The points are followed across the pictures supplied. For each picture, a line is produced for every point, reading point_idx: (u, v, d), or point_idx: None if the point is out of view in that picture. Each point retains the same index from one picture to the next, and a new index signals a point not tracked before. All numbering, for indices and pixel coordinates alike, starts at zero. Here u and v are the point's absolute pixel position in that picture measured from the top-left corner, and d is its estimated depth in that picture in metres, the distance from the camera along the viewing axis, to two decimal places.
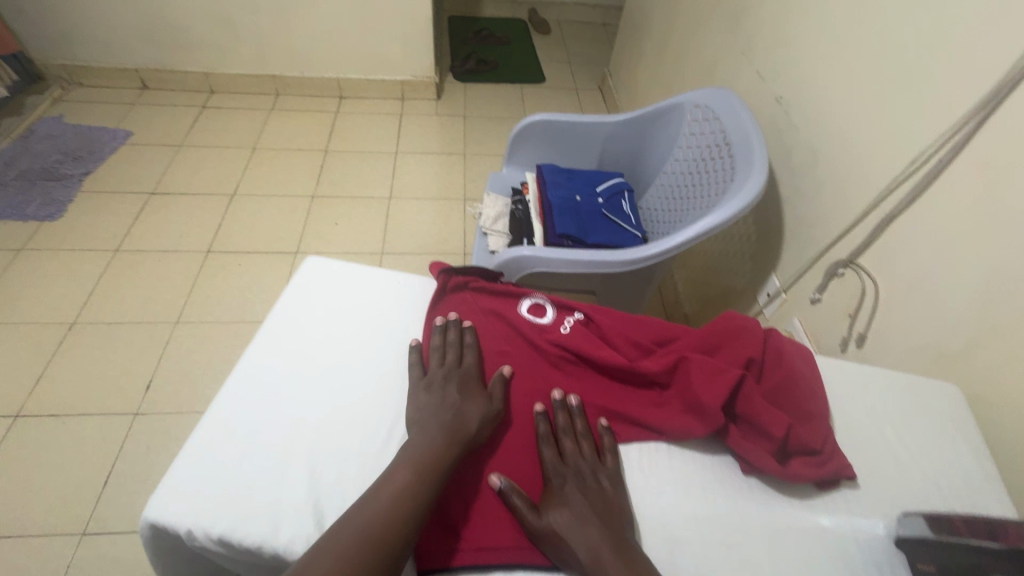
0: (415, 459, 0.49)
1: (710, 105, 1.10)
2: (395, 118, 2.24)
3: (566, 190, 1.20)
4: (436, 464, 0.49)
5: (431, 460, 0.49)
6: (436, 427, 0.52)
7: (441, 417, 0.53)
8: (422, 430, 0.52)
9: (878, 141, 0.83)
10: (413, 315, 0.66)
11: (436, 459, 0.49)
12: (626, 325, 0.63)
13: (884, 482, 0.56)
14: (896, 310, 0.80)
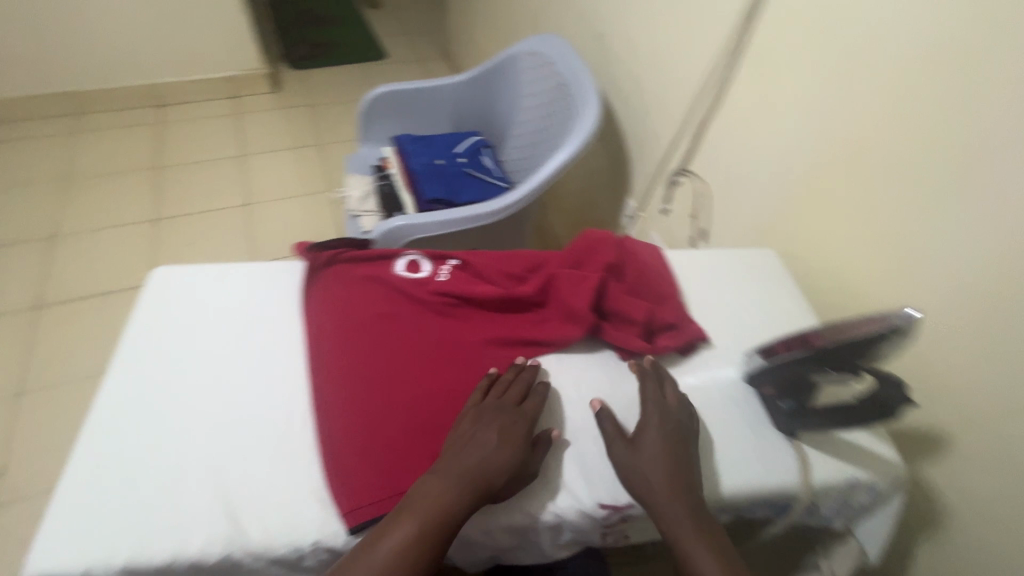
0: (498, 425, 0.50)
1: (543, 51, 1.16)
2: (232, 119, 2.05)
3: (427, 156, 1.21)
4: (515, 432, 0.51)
5: (486, 476, 0.48)
6: (501, 433, 0.50)
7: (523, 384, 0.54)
8: (507, 397, 0.53)
9: (682, 58, 0.94)
10: (288, 299, 0.63)
11: (496, 470, 0.48)
12: (498, 260, 0.67)
13: (732, 336, 0.67)
14: (724, 202, 0.93)
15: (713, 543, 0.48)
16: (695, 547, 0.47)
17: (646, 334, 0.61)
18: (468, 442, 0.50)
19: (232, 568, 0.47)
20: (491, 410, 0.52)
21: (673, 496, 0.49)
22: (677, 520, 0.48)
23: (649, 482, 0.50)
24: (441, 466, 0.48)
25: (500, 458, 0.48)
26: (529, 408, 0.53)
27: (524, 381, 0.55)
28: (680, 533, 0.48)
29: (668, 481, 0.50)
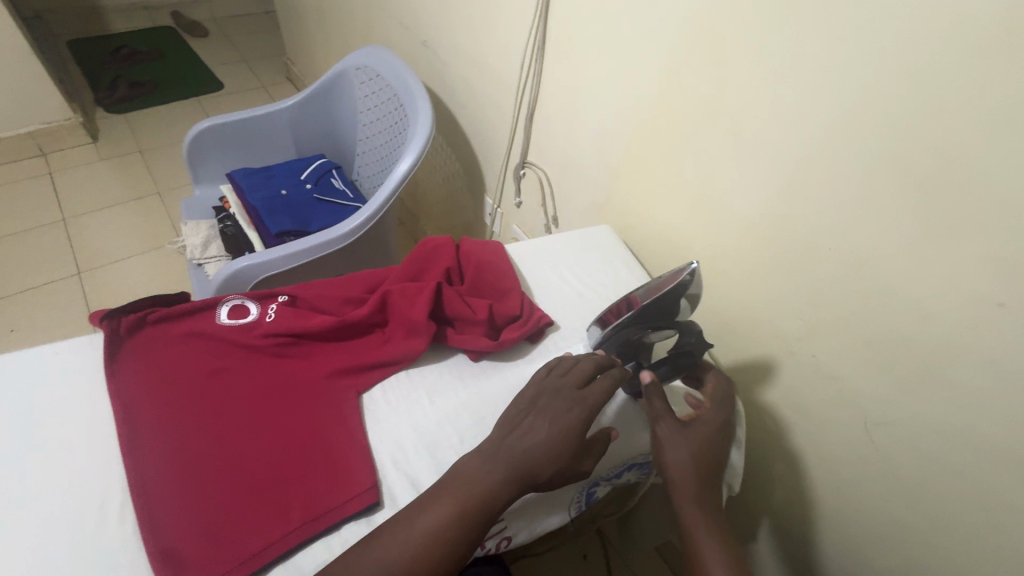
0: (568, 428, 0.50)
1: (369, 64, 1.14)
2: (43, 180, 1.78)
3: (269, 188, 1.14)
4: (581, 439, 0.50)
5: (541, 473, 0.48)
6: (572, 416, 0.50)
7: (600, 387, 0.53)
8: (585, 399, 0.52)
9: (500, 56, 0.98)
10: (87, 379, 0.56)
11: (556, 461, 0.48)
12: (333, 288, 0.64)
13: (578, 314, 0.69)
14: (564, 187, 0.97)
15: (714, 506, 0.55)
16: (701, 509, 0.54)
17: (491, 331, 0.62)
18: (536, 430, 0.50)
19: None
20: (559, 401, 0.51)
21: (697, 467, 0.56)
22: (694, 487, 0.55)
23: (677, 451, 0.56)
24: (505, 453, 0.49)
25: (565, 453, 0.49)
26: (593, 399, 0.52)
27: (591, 368, 0.54)
28: (693, 497, 0.55)
29: (698, 453, 0.56)
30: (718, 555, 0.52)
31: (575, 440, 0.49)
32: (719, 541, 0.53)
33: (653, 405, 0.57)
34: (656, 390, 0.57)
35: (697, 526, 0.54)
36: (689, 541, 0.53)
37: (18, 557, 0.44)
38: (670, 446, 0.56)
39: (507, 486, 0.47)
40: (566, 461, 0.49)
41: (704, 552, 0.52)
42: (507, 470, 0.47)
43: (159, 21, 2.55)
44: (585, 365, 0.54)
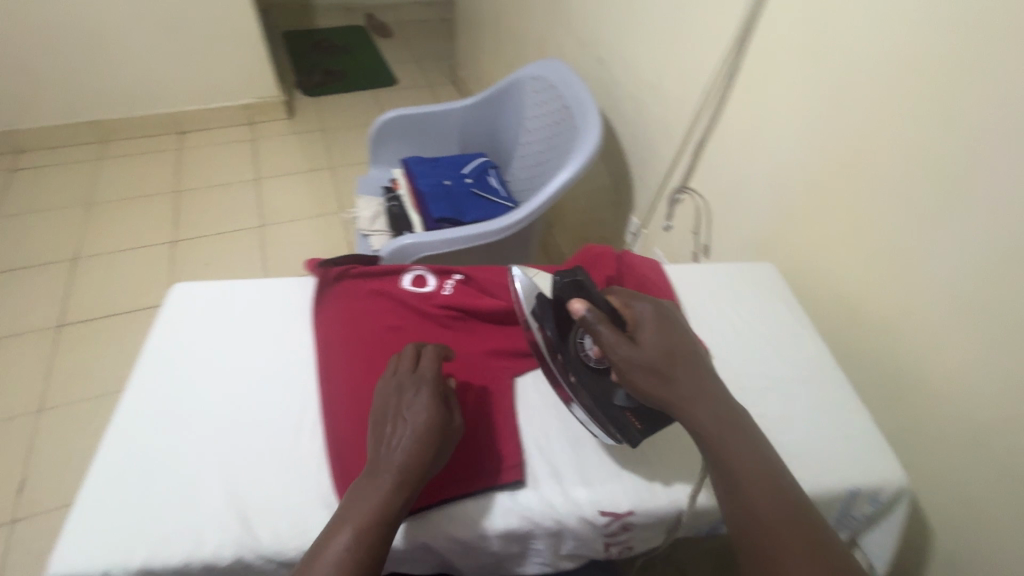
0: (412, 422, 0.50)
1: (546, 74, 1.20)
2: (248, 145, 2.12)
3: (435, 176, 1.26)
4: (431, 421, 0.50)
5: (427, 446, 0.49)
6: (421, 411, 0.50)
7: (420, 373, 0.54)
8: (404, 385, 0.53)
9: (679, 80, 0.99)
10: (301, 314, 0.66)
11: (434, 436, 0.49)
12: (501, 275, 0.69)
13: (730, 346, 0.69)
14: (724, 218, 0.96)
15: (740, 433, 0.51)
16: (729, 436, 0.50)
17: None
18: (399, 418, 0.50)
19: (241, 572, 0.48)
20: (406, 382, 0.53)
21: (690, 386, 0.52)
22: (709, 419, 0.51)
23: (655, 380, 0.52)
24: (384, 457, 0.49)
25: (437, 423, 0.50)
26: (429, 370, 0.54)
27: (422, 356, 0.56)
28: (709, 426, 0.51)
29: (676, 369, 0.52)
30: (774, 500, 0.48)
31: (446, 415, 0.51)
32: (764, 478, 0.49)
33: (608, 334, 0.53)
34: (596, 315, 0.54)
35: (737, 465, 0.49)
36: (736, 488, 0.49)
37: (240, 447, 0.53)
38: (647, 377, 0.52)
39: (412, 461, 0.48)
40: (444, 435, 0.50)
41: (759, 500, 0.48)
42: (394, 463, 0.48)
43: (355, 20, 2.91)
44: (414, 354, 0.56)
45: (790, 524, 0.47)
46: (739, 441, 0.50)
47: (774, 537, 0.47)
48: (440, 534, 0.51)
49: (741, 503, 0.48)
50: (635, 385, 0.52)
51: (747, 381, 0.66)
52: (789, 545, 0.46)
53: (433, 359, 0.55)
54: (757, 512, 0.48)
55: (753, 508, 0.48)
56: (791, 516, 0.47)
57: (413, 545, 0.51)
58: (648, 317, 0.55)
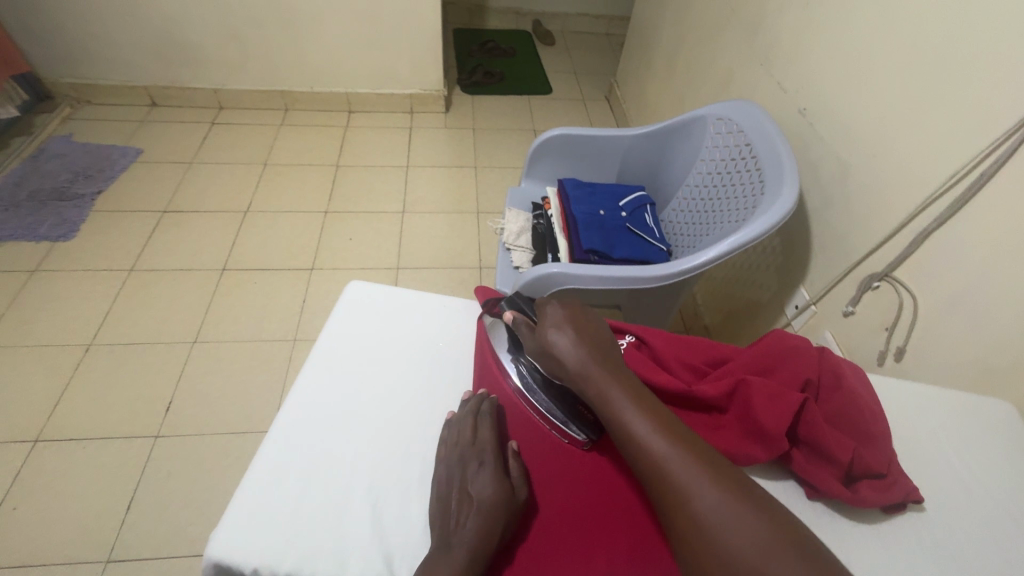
0: (480, 504, 0.48)
1: (734, 117, 1.10)
2: (405, 132, 2.24)
3: (590, 204, 1.19)
4: (497, 505, 0.48)
5: (498, 517, 0.47)
6: (483, 488, 0.49)
7: (471, 442, 0.53)
8: (461, 457, 0.52)
9: (913, 154, 0.83)
10: (465, 340, 0.65)
11: (504, 509, 0.48)
12: (678, 346, 0.63)
13: (947, 503, 0.56)
14: (936, 326, 0.80)
15: (633, 390, 0.49)
16: (615, 391, 0.49)
17: (844, 476, 0.53)
18: (465, 495, 0.49)
19: None
20: (469, 455, 0.52)
21: (583, 357, 0.52)
22: (600, 378, 0.50)
23: (558, 358, 0.53)
24: (455, 536, 0.46)
25: (503, 496, 0.48)
26: (489, 439, 0.53)
27: (477, 419, 0.55)
28: (603, 388, 0.50)
29: (572, 342, 0.53)
30: (670, 447, 0.45)
31: (510, 487, 0.50)
32: (658, 425, 0.46)
33: (524, 330, 0.57)
34: (518, 318, 0.58)
35: (626, 419, 0.47)
36: (627, 444, 0.46)
37: (391, 471, 0.52)
38: (549, 361, 0.54)
39: (491, 537, 0.46)
40: (513, 510, 0.48)
41: (656, 448, 0.45)
42: (467, 536, 0.46)
43: (522, 25, 2.95)
44: (471, 413, 0.55)
45: (697, 473, 0.43)
46: (655, 421, 0.47)
47: (672, 480, 0.43)
48: None
49: (637, 459, 0.45)
50: (549, 368, 0.54)
51: (970, 553, 0.52)
52: (697, 495, 0.42)
53: (484, 432, 0.53)
54: (659, 464, 0.44)
55: (652, 456, 0.45)
56: (690, 460, 0.44)
57: None
58: (558, 309, 0.57)
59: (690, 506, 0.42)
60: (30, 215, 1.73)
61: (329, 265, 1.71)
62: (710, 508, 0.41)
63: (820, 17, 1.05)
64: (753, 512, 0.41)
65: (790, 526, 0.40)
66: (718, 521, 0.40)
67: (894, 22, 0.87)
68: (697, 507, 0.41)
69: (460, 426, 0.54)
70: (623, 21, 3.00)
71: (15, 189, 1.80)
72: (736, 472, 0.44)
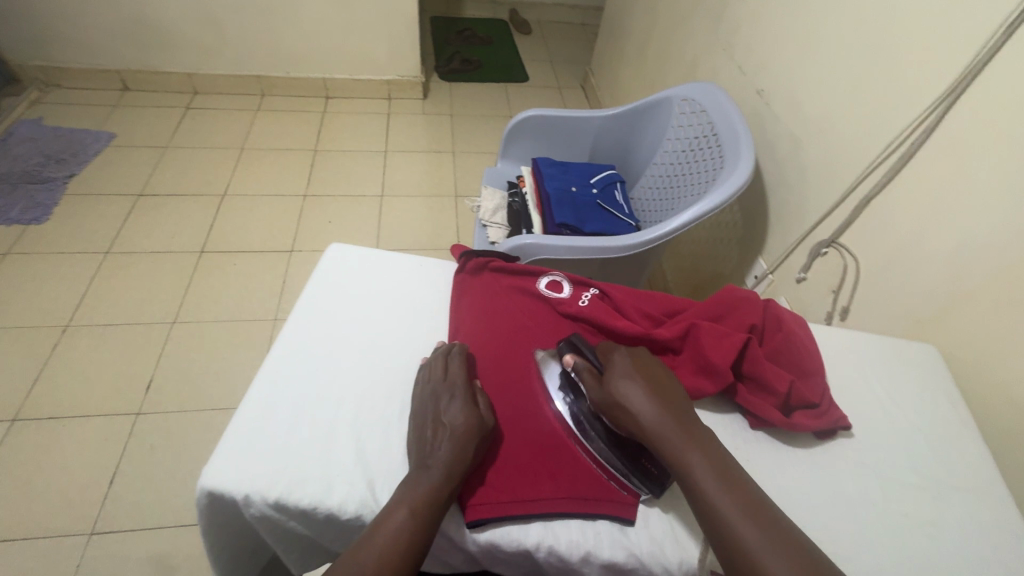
0: (452, 429, 0.51)
1: (697, 97, 1.16)
2: (382, 118, 2.25)
3: (562, 181, 1.24)
4: (469, 430, 0.51)
5: (472, 440, 0.51)
6: (456, 418, 0.52)
7: (447, 382, 0.56)
8: (435, 392, 0.55)
9: (857, 127, 0.90)
10: (440, 296, 0.69)
11: (475, 434, 0.52)
12: (638, 298, 0.68)
13: (874, 431, 0.63)
14: (876, 284, 0.87)
15: (715, 460, 0.49)
16: (693, 455, 0.49)
17: (782, 407, 0.59)
18: (439, 422, 0.52)
19: (355, 526, 0.51)
20: (441, 389, 0.55)
21: (656, 414, 0.52)
22: (679, 444, 0.50)
23: (631, 415, 0.52)
24: (430, 458, 0.50)
25: (473, 422, 0.52)
26: (460, 374, 0.57)
27: (450, 360, 0.58)
28: (682, 452, 0.49)
29: (646, 400, 0.53)
30: (757, 532, 0.44)
31: (480, 415, 0.53)
32: (743, 504, 0.46)
33: (587, 380, 0.56)
34: (582, 365, 0.57)
35: (709, 493, 0.47)
36: (710, 519, 0.46)
37: (372, 408, 0.57)
38: (618, 416, 0.53)
39: (464, 458, 0.50)
40: (482, 434, 0.52)
41: (743, 532, 0.44)
42: (442, 458, 0.50)
43: (499, 14, 2.98)
44: (446, 355, 0.59)
45: (787, 567, 0.42)
46: (737, 494, 0.46)
47: (761, 572, 0.43)
48: (544, 546, 0.50)
49: (722, 537, 0.45)
50: (618, 423, 0.53)
51: (889, 474, 0.59)
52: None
53: (456, 371, 0.57)
54: (749, 551, 0.44)
55: (737, 537, 0.44)
56: (775, 546, 0.43)
57: (517, 549, 0.50)
58: (629, 361, 0.56)
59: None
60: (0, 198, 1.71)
61: (309, 247, 1.72)
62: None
63: (777, 2, 1.11)
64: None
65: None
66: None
67: (840, 4, 0.93)
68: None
69: (434, 367, 0.58)
70: (598, 11, 3.06)
71: None
72: (818, 559, 0.44)
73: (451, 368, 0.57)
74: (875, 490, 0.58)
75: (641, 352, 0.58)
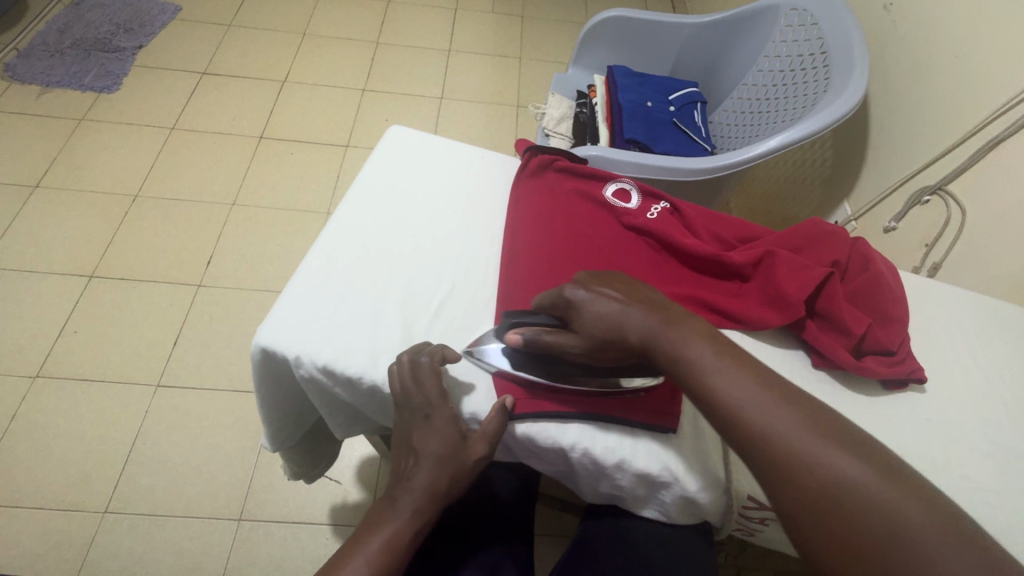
0: (424, 463, 0.47)
1: (809, 7, 1.00)
2: (449, 14, 2.11)
3: (638, 94, 1.13)
4: (444, 468, 0.47)
5: (454, 474, 0.47)
6: (432, 450, 0.47)
7: (416, 404, 0.48)
8: (407, 412, 0.48)
9: (999, 50, 0.76)
10: (499, 193, 0.66)
11: (448, 466, 0.47)
12: (710, 219, 0.63)
13: (951, 391, 0.57)
14: (981, 241, 0.77)
15: (709, 342, 0.44)
16: (690, 346, 0.44)
17: (853, 350, 0.55)
18: (413, 445, 0.47)
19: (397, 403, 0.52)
20: (413, 410, 0.48)
21: (639, 322, 0.46)
22: (669, 337, 0.45)
23: (616, 335, 0.46)
24: (401, 499, 0.46)
25: (449, 451, 0.47)
26: (436, 398, 0.48)
27: (429, 382, 0.48)
28: (675, 346, 0.44)
29: (622, 311, 0.47)
30: (768, 408, 0.39)
31: (456, 444, 0.47)
32: (744, 377, 0.41)
33: (554, 339, 0.48)
34: (532, 336, 0.48)
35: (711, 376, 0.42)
36: (716, 403, 0.41)
37: (421, 292, 0.56)
38: (604, 344, 0.47)
39: (440, 491, 0.47)
40: (462, 465, 0.47)
41: (755, 413, 0.39)
42: (414, 490, 0.46)
43: None
44: (425, 381, 0.47)
45: (791, 420, 0.39)
46: (745, 379, 0.41)
47: (775, 441, 0.38)
48: (579, 448, 0.50)
49: (724, 414, 0.41)
50: (610, 352, 0.47)
51: (960, 434, 0.54)
52: (792, 439, 0.38)
53: (432, 394, 0.48)
54: (763, 428, 0.39)
55: (745, 418, 0.39)
56: (782, 409, 0.39)
57: (552, 446, 0.51)
58: (584, 290, 0.49)
59: (823, 478, 0.36)
60: (75, 63, 1.74)
61: (364, 144, 1.70)
62: (844, 471, 0.36)
63: None
64: (861, 456, 0.37)
65: (928, 493, 0.35)
66: (848, 474, 0.36)
67: None
68: (831, 474, 0.36)
69: (402, 384, 0.48)
70: None
71: (59, 35, 1.79)
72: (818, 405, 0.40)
73: (425, 393, 0.47)
74: (938, 446, 0.53)
75: (578, 276, 0.52)
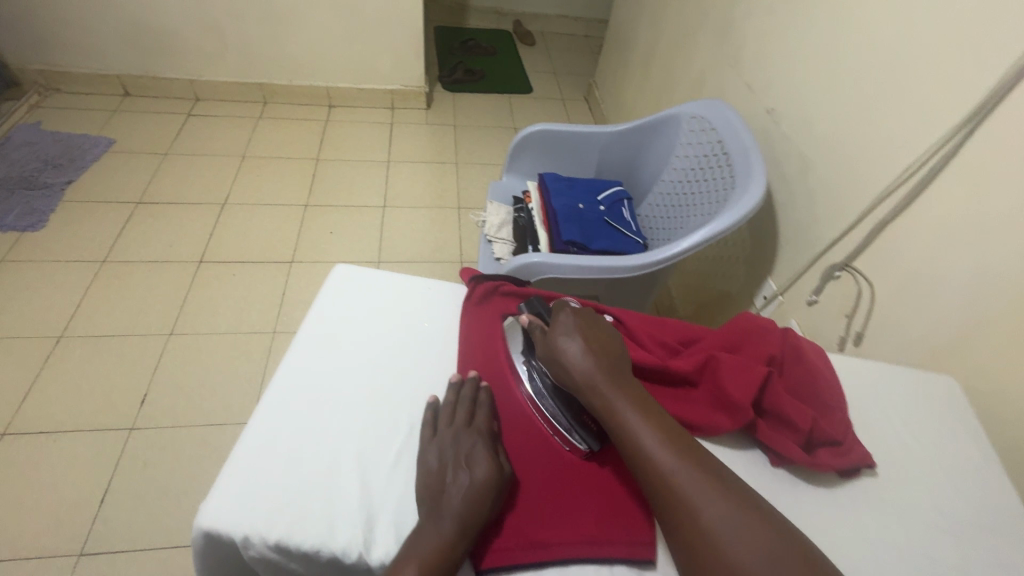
0: (470, 489, 0.49)
1: (707, 115, 1.14)
2: (385, 127, 2.23)
3: (570, 198, 1.22)
4: (483, 495, 0.49)
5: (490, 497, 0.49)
6: (484, 470, 0.50)
7: (460, 429, 0.54)
8: (454, 438, 0.54)
9: (870, 150, 0.89)
10: (449, 324, 0.67)
11: (492, 489, 0.49)
12: (651, 326, 0.67)
13: (897, 468, 0.60)
14: (892, 310, 0.85)
15: (683, 452, 0.49)
16: (662, 452, 0.49)
17: (805, 444, 0.57)
18: (460, 467, 0.51)
19: (359, 568, 0.49)
20: (462, 435, 0.54)
21: (585, 368, 0.56)
22: (610, 398, 0.53)
23: (566, 363, 0.56)
24: (445, 506, 0.48)
25: (495, 477, 0.50)
26: (483, 424, 0.55)
27: (472, 403, 0.57)
28: (608, 396, 0.53)
29: (581, 354, 0.56)
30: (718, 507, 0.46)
31: (499, 467, 0.51)
32: (710, 486, 0.47)
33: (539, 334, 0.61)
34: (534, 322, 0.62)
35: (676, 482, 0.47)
36: (677, 511, 0.46)
37: (377, 439, 0.55)
38: (558, 364, 0.57)
39: (479, 516, 0.48)
40: (500, 487, 0.50)
41: (709, 518, 0.45)
42: (454, 511, 0.48)
43: (504, 25, 2.98)
44: (468, 398, 0.57)
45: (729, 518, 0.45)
46: (701, 477, 0.47)
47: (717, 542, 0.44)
48: None
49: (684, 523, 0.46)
50: (557, 373, 0.57)
51: (915, 516, 0.56)
52: (725, 538, 0.44)
53: (478, 423, 0.55)
54: (706, 528, 0.45)
55: (692, 512, 0.46)
56: (730, 516, 0.45)
57: None
58: (574, 318, 0.60)
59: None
60: None
61: (309, 258, 1.70)
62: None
63: (786, 22, 1.10)
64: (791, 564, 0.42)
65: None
66: None
67: (851, 28, 0.93)
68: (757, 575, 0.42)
69: (447, 414, 0.56)
70: (603, 24, 3.06)
71: None
72: (767, 513, 0.46)
73: (472, 422, 0.55)
74: (901, 530, 0.55)
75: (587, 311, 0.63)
